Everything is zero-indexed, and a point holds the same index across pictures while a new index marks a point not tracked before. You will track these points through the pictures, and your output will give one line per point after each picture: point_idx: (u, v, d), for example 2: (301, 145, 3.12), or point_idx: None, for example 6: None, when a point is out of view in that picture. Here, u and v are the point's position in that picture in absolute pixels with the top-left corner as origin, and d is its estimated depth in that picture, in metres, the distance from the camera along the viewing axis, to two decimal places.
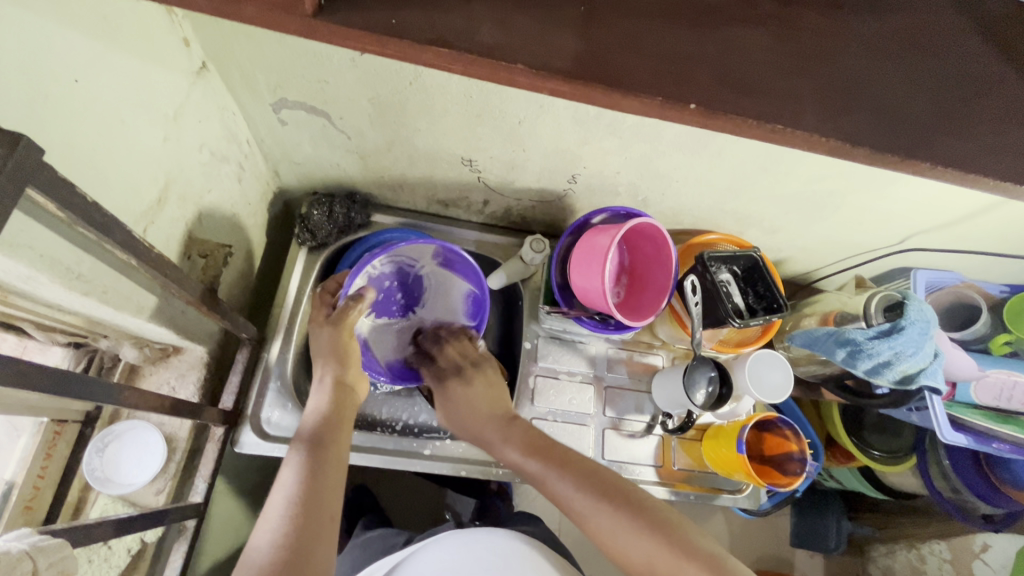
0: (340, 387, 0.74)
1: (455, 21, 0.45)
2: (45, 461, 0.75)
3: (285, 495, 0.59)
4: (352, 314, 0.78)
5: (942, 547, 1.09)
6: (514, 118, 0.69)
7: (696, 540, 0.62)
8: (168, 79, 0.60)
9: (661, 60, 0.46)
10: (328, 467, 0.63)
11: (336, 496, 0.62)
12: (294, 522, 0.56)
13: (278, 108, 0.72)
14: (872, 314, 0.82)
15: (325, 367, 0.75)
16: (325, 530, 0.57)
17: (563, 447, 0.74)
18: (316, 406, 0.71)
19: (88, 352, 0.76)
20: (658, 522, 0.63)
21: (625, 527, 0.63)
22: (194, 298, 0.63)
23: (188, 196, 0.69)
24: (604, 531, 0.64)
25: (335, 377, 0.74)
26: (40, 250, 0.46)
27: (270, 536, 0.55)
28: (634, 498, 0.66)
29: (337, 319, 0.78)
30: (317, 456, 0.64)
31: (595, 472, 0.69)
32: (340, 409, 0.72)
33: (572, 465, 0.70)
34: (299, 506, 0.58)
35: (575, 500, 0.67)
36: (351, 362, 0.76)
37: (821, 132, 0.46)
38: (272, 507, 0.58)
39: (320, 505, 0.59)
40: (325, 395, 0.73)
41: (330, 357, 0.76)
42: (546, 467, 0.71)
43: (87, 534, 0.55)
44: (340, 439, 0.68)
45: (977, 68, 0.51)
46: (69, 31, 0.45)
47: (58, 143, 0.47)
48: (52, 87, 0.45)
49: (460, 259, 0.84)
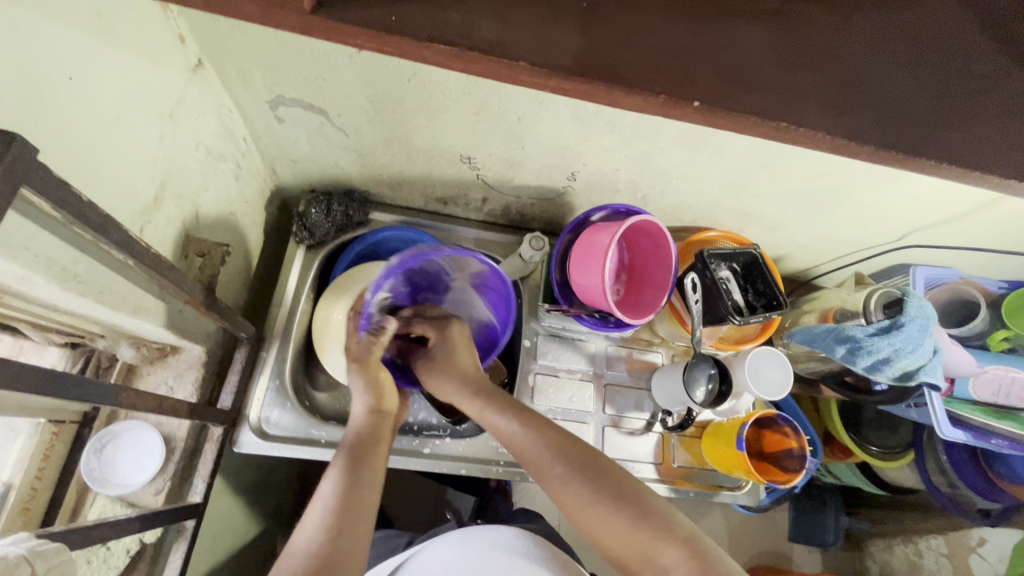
0: (377, 411, 0.75)
1: (455, 18, 0.44)
2: (43, 461, 0.74)
3: (323, 507, 0.60)
4: (374, 350, 0.82)
5: (939, 542, 1.10)
6: (513, 114, 0.69)
7: (678, 520, 0.60)
8: (165, 77, 0.59)
9: (662, 57, 0.46)
10: (366, 482, 0.64)
11: (370, 512, 0.62)
12: (331, 531, 0.57)
13: (275, 105, 0.72)
14: (872, 311, 0.83)
15: (360, 395, 0.76)
16: (360, 540, 0.58)
17: (543, 414, 0.73)
18: (355, 423, 0.73)
19: (84, 352, 0.76)
20: (638, 500, 0.61)
21: (603, 500, 0.62)
22: (191, 298, 0.63)
23: (184, 194, 0.68)
24: (581, 503, 0.63)
25: (371, 402, 0.76)
26: (36, 250, 0.46)
27: (307, 543, 0.56)
28: (612, 470, 0.65)
29: (364, 354, 0.81)
30: (354, 470, 0.65)
31: (579, 443, 0.68)
32: (376, 429, 0.73)
33: (550, 433, 0.69)
34: (336, 516, 0.59)
35: (553, 466, 0.66)
36: (386, 393, 0.77)
37: (825, 130, 0.46)
38: (309, 518, 0.59)
39: (356, 513, 0.60)
40: (362, 414, 0.74)
41: (366, 389, 0.76)
42: (523, 430, 0.70)
43: (86, 536, 0.55)
44: (377, 457, 0.69)
45: (979, 65, 0.50)
46: (63, 28, 0.45)
47: (52, 144, 0.47)
48: (47, 85, 0.45)
49: (499, 288, 0.83)
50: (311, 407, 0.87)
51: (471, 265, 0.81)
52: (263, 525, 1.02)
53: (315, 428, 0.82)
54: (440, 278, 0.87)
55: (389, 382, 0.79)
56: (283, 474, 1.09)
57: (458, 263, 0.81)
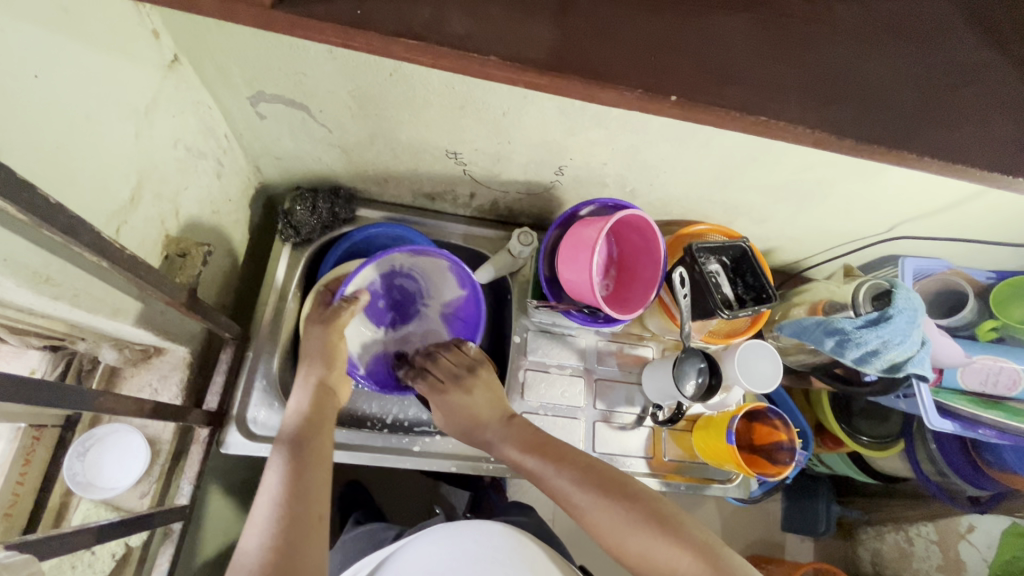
0: (324, 388, 0.73)
1: (425, 12, 0.43)
2: (24, 466, 0.73)
3: (270, 496, 0.59)
4: (346, 315, 0.77)
5: (929, 529, 1.11)
6: (498, 109, 0.68)
7: (687, 526, 0.63)
8: (138, 73, 0.58)
9: (642, 50, 0.45)
10: (312, 465, 0.63)
11: (323, 493, 0.62)
12: (281, 522, 0.57)
13: (256, 101, 0.70)
14: (860, 303, 0.82)
15: (307, 370, 0.73)
16: (314, 527, 0.58)
17: (561, 442, 0.73)
18: (297, 405, 0.70)
19: (66, 355, 0.75)
20: (652, 513, 0.64)
21: (624, 524, 0.64)
22: (172, 299, 0.62)
23: (163, 194, 0.67)
24: (603, 527, 0.65)
25: (319, 377, 0.73)
26: (5, 254, 0.45)
27: (259, 538, 0.56)
28: (627, 490, 0.66)
29: (325, 318, 0.76)
30: (301, 458, 0.64)
31: (592, 467, 0.69)
32: (319, 407, 0.70)
33: (568, 461, 0.70)
34: (285, 506, 0.58)
35: (574, 497, 0.67)
36: (334, 365, 0.74)
37: (805, 124, 0.45)
38: (259, 508, 0.59)
39: (306, 499, 0.60)
40: (306, 393, 0.71)
41: (314, 360, 0.74)
42: (542, 464, 0.71)
43: (66, 543, 0.54)
44: (321, 439, 0.67)
45: (962, 58, 0.50)
46: (26, 25, 0.43)
47: (20, 144, 0.45)
48: (13, 84, 0.43)
49: (470, 313, 0.86)
50: None
51: (451, 287, 0.86)
52: None
53: None
54: (413, 300, 0.88)
55: (343, 352, 0.76)
56: None
57: (437, 267, 0.83)
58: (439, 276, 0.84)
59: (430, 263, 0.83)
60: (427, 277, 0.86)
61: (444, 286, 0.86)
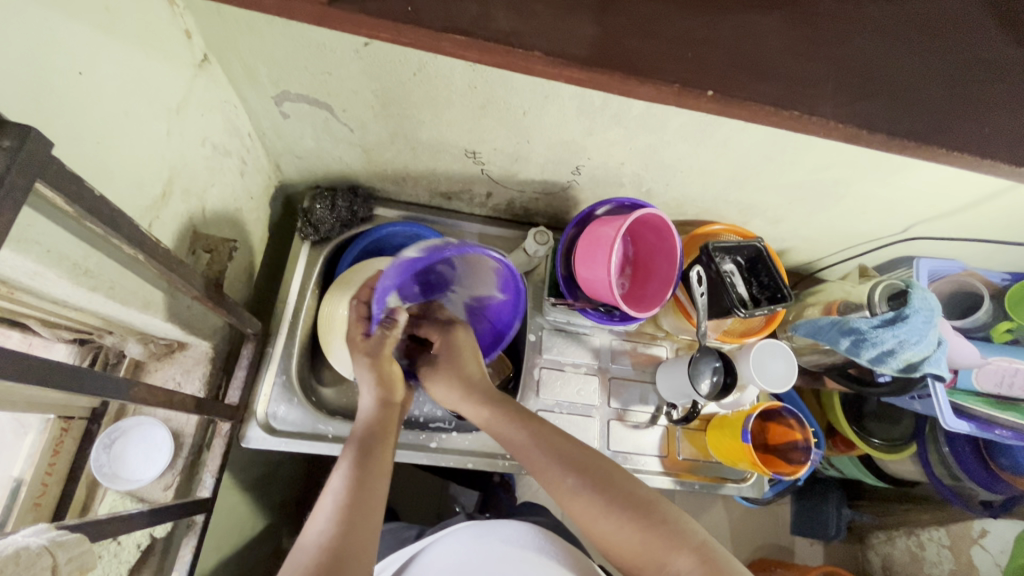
0: (386, 403, 0.76)
1: (470, 8, 0.44)
2: (53, 458, 0.74)
3: (333, 499, 0.61)
4: (385, 345, 0.81)
5: (941, 533, 1.11)
6: (519, 109, 0.69)
7: (690, 529, 0.63)
8: (171, 73, 0.59)
9: (676, 47, 0.46)
10: (375, 476, 0.65)
11: (380, 505, 0.63)
12: (342, 524, 0.58)
13: (280, 101, 0.72)
14: (877, 303, 0.83)
15: (369, 388, 0.77)
16: (370, 534, 0.59)
17: (550, 422, 0.74)
18: (365, 414, 0.74)
19: (93, 348, 0.76)
20: (652, 509, 0.63)
21: (618, 513, 0.63)
22: (200, 293, 0.63)
23: (191, 190, 0.69)
24: (591, 515, 0.64)
25: (381, 394, 0.76)
26: (49, 246, 0.46)
27: (319, 535, 0.57)
28: (621, 482, 0.66)
29: (375, 350, 0.80)
30: (361, 464, 0.66)
31: (584, 453, 0.69)
32: (385, 423, 0.73)
33: (554, 443, 0.70)
34: (345, 509, 0.60)
35: (563, 480, 0.67)
36: (396, 385, 0.78)
37: (837, 119, 0.46)
38: (320, 511, 0.60)
39: (366, 506, 0.61)
40: (371, 406, 0.75)
41: (376, 383, 0.77)
42: (531, 441, 0.71)
43: (99, 530, 0.55)
44: (384, 450, 0.69)
45: (985, 55, 0.51)
46: (73, 22, 0.45)
47: (65, 136, 0.47)
48: (58, 79, 0.45)
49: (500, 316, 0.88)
50: (317, 402, 0.88)
51: (489, 286, 0.85)
52: (268, 520, 1.02)
53: (320, 422, 0.83)
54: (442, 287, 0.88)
55: (398, 375, 0.80)
56: (288, 470, 1.09)
57: (485, 268, 0.81)
58: (481, 275, 0.83)
59: (478, 262, 0.80)
60: (466, 274, 0.84)
61: (481, 284, 0.85)
